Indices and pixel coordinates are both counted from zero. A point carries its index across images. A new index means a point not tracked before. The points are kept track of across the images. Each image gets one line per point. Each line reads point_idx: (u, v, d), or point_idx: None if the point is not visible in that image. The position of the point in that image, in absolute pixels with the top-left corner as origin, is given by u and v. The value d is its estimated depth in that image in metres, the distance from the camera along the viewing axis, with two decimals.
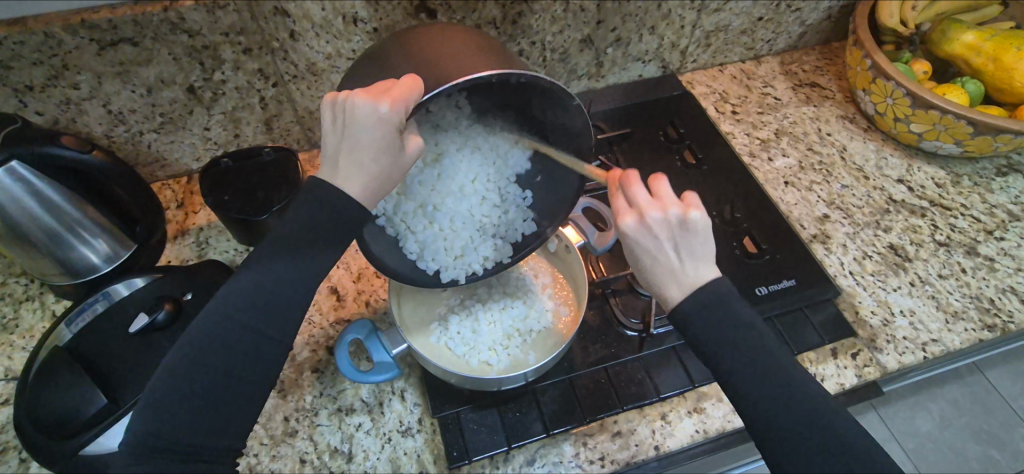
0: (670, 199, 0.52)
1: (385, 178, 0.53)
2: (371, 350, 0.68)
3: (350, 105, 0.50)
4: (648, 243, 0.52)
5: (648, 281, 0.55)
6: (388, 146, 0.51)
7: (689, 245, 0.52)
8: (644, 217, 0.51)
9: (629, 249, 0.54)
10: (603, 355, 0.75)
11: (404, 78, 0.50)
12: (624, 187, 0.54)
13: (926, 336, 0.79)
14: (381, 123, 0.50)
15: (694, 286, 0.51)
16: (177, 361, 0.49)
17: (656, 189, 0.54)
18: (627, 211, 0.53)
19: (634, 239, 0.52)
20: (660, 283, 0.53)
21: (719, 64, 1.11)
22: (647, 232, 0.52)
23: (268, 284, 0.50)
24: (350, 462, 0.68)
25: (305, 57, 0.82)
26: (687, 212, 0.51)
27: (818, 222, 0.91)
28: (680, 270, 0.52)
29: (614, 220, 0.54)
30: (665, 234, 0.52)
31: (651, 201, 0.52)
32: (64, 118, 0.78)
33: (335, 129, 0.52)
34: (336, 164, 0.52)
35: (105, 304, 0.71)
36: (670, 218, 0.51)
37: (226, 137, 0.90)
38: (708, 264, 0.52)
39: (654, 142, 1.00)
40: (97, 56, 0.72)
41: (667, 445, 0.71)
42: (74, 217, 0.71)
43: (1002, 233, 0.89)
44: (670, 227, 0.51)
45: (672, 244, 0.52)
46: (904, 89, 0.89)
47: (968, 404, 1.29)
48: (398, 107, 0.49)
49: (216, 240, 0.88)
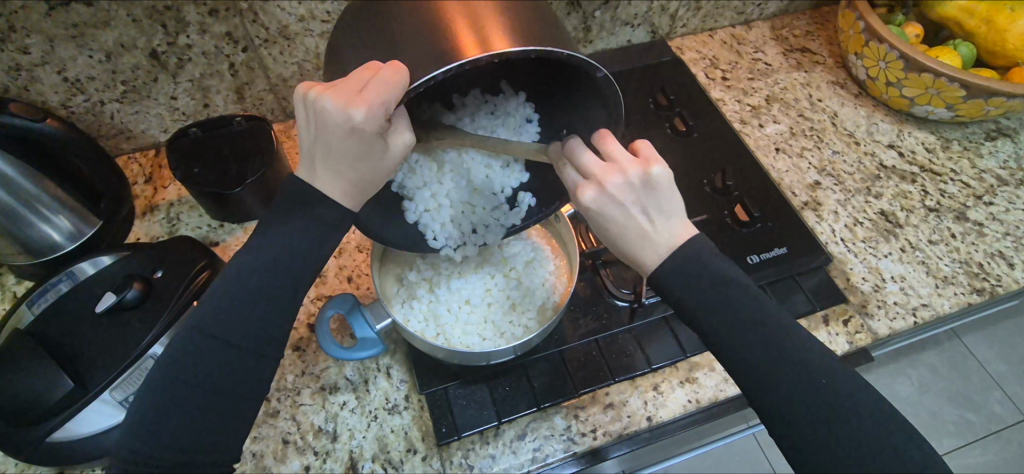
0: (626, 161, 0.51)
1: (367, 182, 0.52)
2: (354, 326, 0.65)
3: (320, 106, 0.47)
4: (611, 210, 0.51)
5: (623, 254, 0.54)
6: (366, 151, 0.49)
7: (652, 205, 0.50)
8: (602, 184, 0.50)
9: (601, 223, 0.52)
10: (593, 327, 0.74)
11: (384, 68, 0.46)
12: (575, 161, 0.52)
13: (917, 301, 0.79)
14: (355, 130, 0.47)
15: (671, 248, 0.50)
16: (166, 369, 0.48)
17: (609, 153, 0.52)
18: (585, 183, 0.51)
19: (599, 210, 0.51)
20: (636, 252, 0.52)
21: (709, 29, 1.08)
22: (608, 198, 0.50)
23: (248, 278, 0.49)
24: (335, 441, 0.66)
25: (276, 20, 0.77)
26: (648, 169, 0.50)
27: (810, 189, 0.89)
28: (652, 234, 0.51)
29: (575, 198, 0.52)
30: (631, 199, 0.50)
31: (606, 166, 0.51)
32: (14, 86, 0.72)
33: (307, 127, 0.49)
34: (314, 166, 0.50)
35: (70, 283, 0.68)
36: (632, 181, 0.50)
37: (195, 107, 0.85)
38: (679, 222, 0.51)
39: (643, 109, 0.97)
40: (48, 17, 0.67)
41: (660, 416, 0.70)
42: (30, 191, 0.66)
43: (991, 198, 0.88)
44: (633, 190, 0.50)
45: (639, 209, 0.50)
46: (897, 52, 0.87)
47: (944, 369, 1.31)
48: (374, 111, 0.46)
49: (188, 216, 0.84)
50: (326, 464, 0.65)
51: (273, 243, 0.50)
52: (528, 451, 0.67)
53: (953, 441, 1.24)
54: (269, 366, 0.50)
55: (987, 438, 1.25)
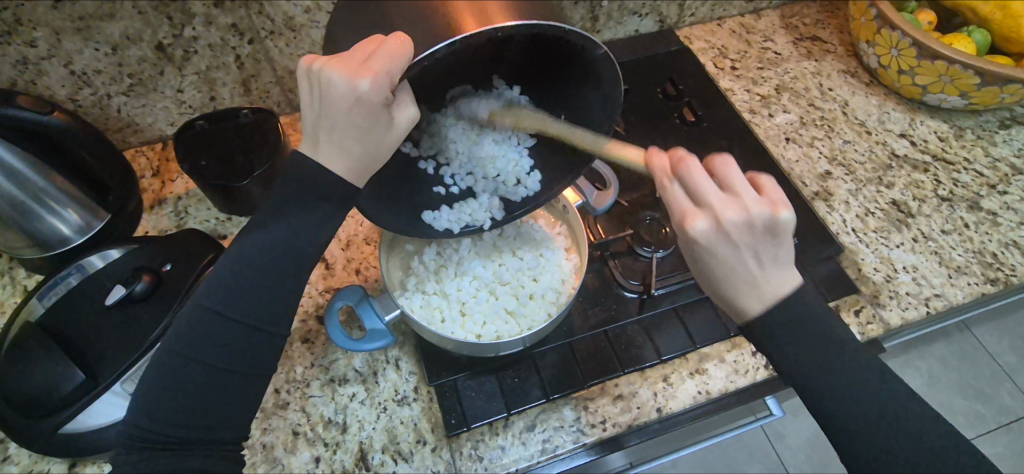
0: (752, 199, 0.47)
1: (371, 160, 0.51)
2: (363, 317, 0.65)
3: (325, 77, 0.46)
4: (723, 247, 0.47)
5: (718, 291, 0.50)
6: (371, 124, 0.48)
7: (769, 251, 0.47)
8: (721, 219, 0.46)
9: (701, 256, 0.49)
10: (602, 319, 0.73)
11: (390, 39, 0.46)
12: (688, 183, 0.48)
13: (929, 291, 0.78)
14: (361, 101, 0.46)
15: (778, 299, 0.48)
16: (166, 356, 0.47)
17: (728, 183, 0.48)
18: (700, 212, 0.47)
19: (708, 243, 0.47)
20: (736, 293, 0.49)
21: (718, 18, 1.07)
22: (723, 235, 0.47)
23: (251, 264, 0.49)
24: (345, 433, 0.66)
25: (280, 11, 0.77)
26: (775, 214, 0.46)
27: (820, 179, 0.88)
28: (761, 280, 0.48)
29: (680, 223, 0.48)
30: (746, 239, 0.47)
31: (729, 200, 0.47)
32: (22, 79, 0.72)
33: (310, 102, 0.48)
34: (317, 142, 0.49)
35: (79, 277, 0.68)
36: (755, 222, 0.46)
37: (201, 100, 0.85)
38: (790, 272, 0.48)
39: (651, 100, 0.96)
40: (54, 10, 0.67)
41: (670, 407, 0.69)
42: (40, 186, 0.67)
43: (1005, 187, 0.87)
44: (754, 230, 0.46)
45: (752, 249, 0.47)
46: (909, 39, 0.86)
47: (954, 361, 1.30)
48: (380, 81, 0.46)
49: (196, 209, 0.84)
50: (336, 455, 0.65)
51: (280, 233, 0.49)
52: (537, 442, 0.67)
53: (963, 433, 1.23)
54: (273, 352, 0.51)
55: (998, 430, 1.24)
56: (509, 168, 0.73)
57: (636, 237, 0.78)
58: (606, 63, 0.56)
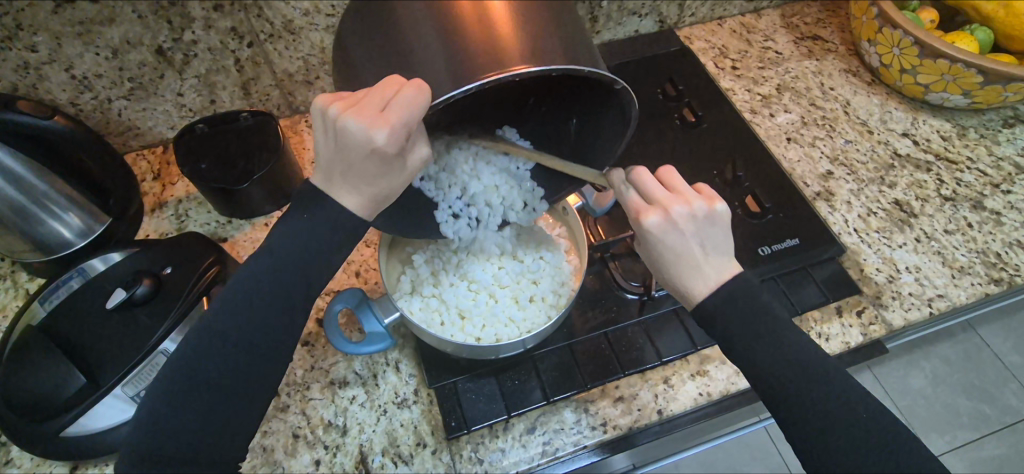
0: (692, 196, 0.54)
1: (383, 197, 0.52)
2: (363, 321, 0.65)
3: (341, 124, 0.46)
4: (671, 238, 0.52)
5: (671, 283, 0.54)
6: (385, 169, 0.49)
7: (711, 242, 0.52)
8: (668, 211, 0.52)
9: (653, 248, 0.53)
10: (603, 320, 0.73)
11: (408, 88, 0.45)
12: (641, 186, 0.55)
13: (932, 292, 0.77)
14: (378, 152, 0.46)
15: (721, 283, 0.52)
16: (179, 364, 0.48)
17: (674, 188, 0.55)
18: (650, 208, 0.53)
19: (660, 235, 0.52)
20: (684, 283, 0.53)
21: (718, 17, 1.07)
22: (670, 226, 0.52)
23: (263, 273, 0.49)
24: (345, 435, 0.66)
25: (280, 14, 0.77)
26: (711, 205, 0.53)
27: (822, 179, 0.88)
28: (705, 267, 0.52)
29: (634, 219, 0.54)
30: (690, 230, 0.52)
31: (673, 197, 0.53)
32: (23, 84, 0.73)
33: (326, 143, 0.48)
34: (330, 178, 0.50)
35: (81, 280, 0.68)
36: (696, 213, 0.52)
37: (202, 103, 0.85)
38: (731, 262, 0.53)
39: (651, 100, 0.95)
40: (54, 15, 0.67)
41: (670, 409, 0.69)
42: (42, 190, 0.67)
43: (1009, 187, 0.87)
44: (697, 220, 0.52)
45: (698, 237, 0.52)
46: (911, 38, 0.85)
47: (959, 361, 1.29)
48: (396, 132, 0.46)
49: (196, 212, 0.84)
50: (337, 458, 0.65)
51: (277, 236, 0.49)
52: (538, 445, 0.67)
53: (967, 434, 1.23)
54: (281, 361, 0.51)
55: (1002, 431, 1.23)
56: (515, 194, 0.70)
57: (637, 238, 0.78)
58: (626, 97, 0.55)
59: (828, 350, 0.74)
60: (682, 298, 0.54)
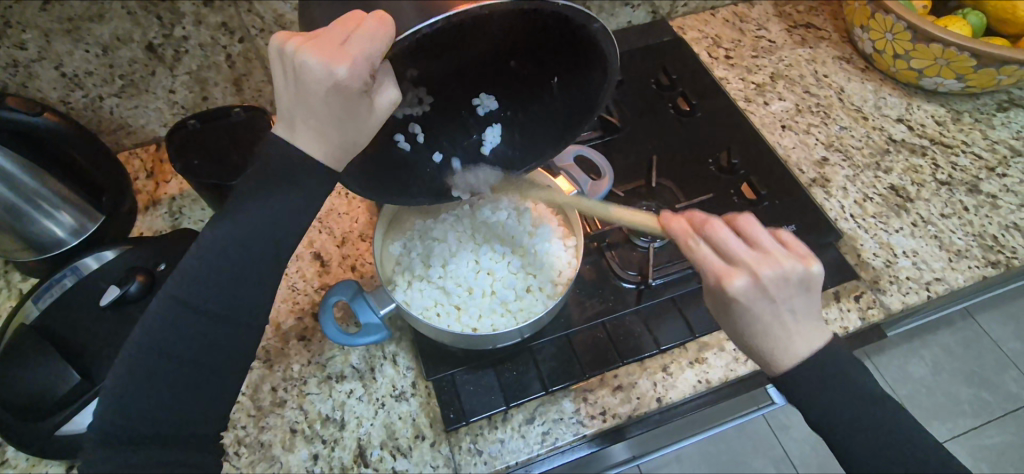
0: (782, 253, 0.48)
1: (351, 147, 0.49)
2: (357, 312, 0.64)
3: (300, 59, 0.44)
4: (760, 305, 0.47)
5: (753, 349, 0.50)
6: (350, 111, 0.46)
7: (801, 303, 0.48)
8: (758, 276, 0.47)
9: (737, 315, 0.48)
10: (600, 310, 0.73)
11: (368, 19, 0.43)
12: (719, 242, 0.49)
13: (930, 275, 0.77)
14: (339, 87, 0.44)
15: (811, 350, 0.48)
16: (145, 349, 0.46)
17: (755, 241, 0.50)
18: (735, 271, 0.47)
19: (746, 301, 0.47)
20: (772, 349, 0.49)
21: (711, 7, 1.07)
22: (760, 294, 0.47)
23: (235, 255, 0.47)
24: (342, 429, 0.66)
25: (271, 8, 0.77)
26: (808, 266, 0.48)
27: (817, 166, 0.88)
28: (794, 332, 0.48)
29: (716, 285, 0.48)
30: (782, 294, 0.47)
31: (760, 257, 0.48)
32: (12, 83, 0.72)
33: (285, 84, 0.46)
34: (294, 128, 0.47)
35: (74, 278, 0.67)
36: (790, 277, 0.47)
37: (194, 100, 0.84)
38: (819, 322, 0.49)
39: (646, 90, 0.95)
40: (43, 12, 0.67)
41: (670, 397, 0.69)
42: (34, 189, 0.67)
43: (1004, 170, 0.87)
44: (789, 284, 0.47)
45: (788, 302, 0.47)
46: (904, 23, 0.85)
47: (958, 349, 1.29)
48: (358, 66, 0.44)
49: (190, 210, 0.83)
50: (335, 452, 0.65)
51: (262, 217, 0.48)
52: (537, 435, 0.66)
53: (969, 421, 1.23)
54: (252, 343, 0.50)
55: (1003, 417, 1.23)
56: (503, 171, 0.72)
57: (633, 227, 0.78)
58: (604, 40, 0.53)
59: None
60: (765, 363, 0.50)
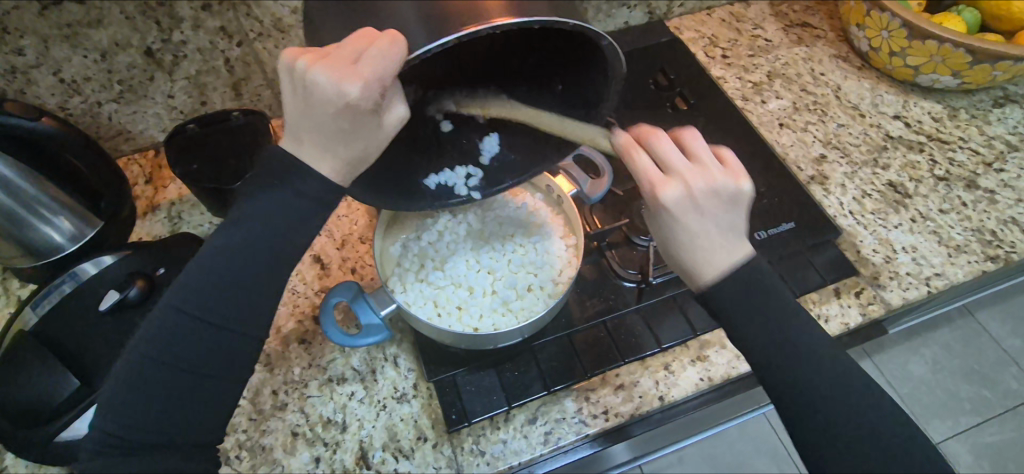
0: (716, 169, 0.51)
1: (358, 161, 0.50)
2: (358, 313, 0.64)
3: (310, 76, 0.45)
4: (688, 213, 0.49)
5: (679, 263, 0.52)
6: (357, 126, 0.47)
7: (725, 219, 0.50)
8: (689, 184, 0.49)
9: (664, 221, 0.51)
10: (601, 309, 0.73)
11: (382, 38, 0.45)
12: (658, 153, 0.52)
13: (929, 271, 0.77)
14: (350, 106, 0.45)
15: (735, 268, 0.50)
16: (148, 348, 0.46)
17: (693, 154, 0.52)
18: (669, 180, 0.50)
19: (677, 212, 0.49)
20: (696, 265, 0.51)
21: (707, 8, 1.07)
22: (690, 197, 0.49)
23: (239, 254, 0.48)
24: (344, 432, 0.66)
25: (269, 12, 0.77)
26: (736, 183, 0.51)
27: (815, 163, 0.88)
28: (719, 247, 0.50)
29: (649, 191, 0.51)
30: (708, 205, 0.50)
31: (693, 169, 0.50)
32: (11, 89, 0.72)
33: (293, 98, 0.47)
34: (300, 140, 0.48)
35: (73, 284, 0.67)
36: (719, 188, 0.50)
37: (193, 105, 0.84)
38: (744, 243, 0.51)
39: (644, 90, 0.95)
40: (41, 18, 0.67)
41: (672, 395, 0.69)
42: (32, 195, 0.67)
43: (1001, 165, 0.87)
44: (718, 200, 0.50)
45: (714, 217, 0.50)
46: (899, 20, 0.86)
47: (958, 346, 1.29)
48: (370, 85, 0.45)
49: (189, 215, 0.83)
50: (337, 455, 0.64)
51: (260, 222, 0.48)
52: (539, 434, 0.66)
53: (969, 419, 1.23)
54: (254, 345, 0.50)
55: (1004, 415, 1.22)
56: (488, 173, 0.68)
57: (633, 226, 0.78)
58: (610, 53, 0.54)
59: (827, 331, 0.74)
60: (690, 280, 0.52)
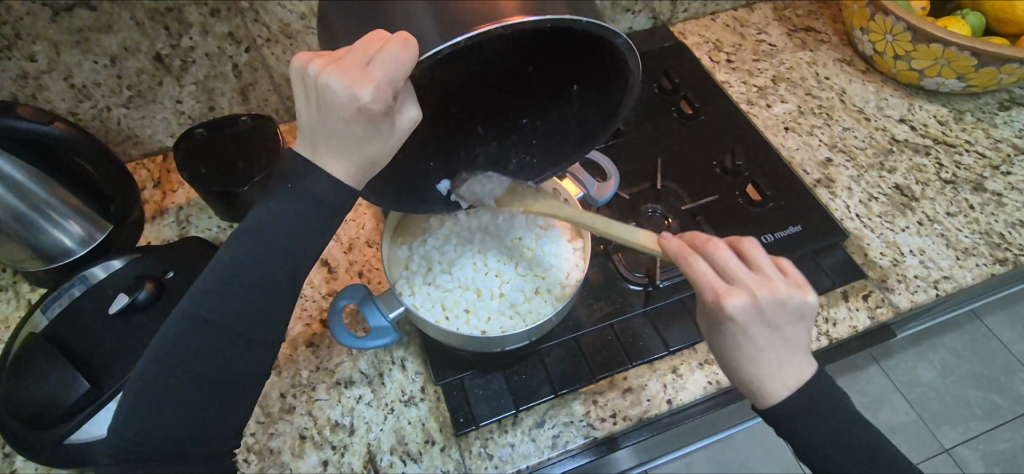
0: (779, 278, 0.50)
1: (372, 165, 0.50)
2: (369, 316, 0.64)
3: (322, 81, 0.45)
4: (753, 324, 0.49)
5: (741, 377, 0.52)
6: (370, 130, 0.47)
7: (791, 332, 0.50)
8: (755, 296, 0.48)
9: (728, 335, 0.50)
10: (608, 312, 0.73)
11: (392, 41, 0.44)
12: (716, 261, 0.50)
13: (938, 274, 0.77)
14: (362, 111, 0.45)
15: (797, 384, 0.50)
16: (163, 352, 0.46)
17: (756, 264, 0.51)
18: (733, 290, 0.49)
19: (744, 321, 0.49)
20: (760, 378, 0.51)
21: (711, 12, 1.08)
22: (756, 309, 0.48)
23: (250, 259, 0.47)
24: (352, 435, 0.65)
25: (277, 18, 0.78)
26: (803, 295, 0.49)
27: (822, 167, 0.88)
28: (785, 363, 0.50)
29: (714, 301, 0.49)
30: (776, 318, 0.49)
31: (757, 279, 0.49)
32: (22, 94, 0.73)
33: (307, 104, 0.47)
34: (314, 147, 0.49)
35: (83, 288, 0.67)
36: (787, 302, 0.49)
37: (201, 110, 0.85)
38: (806, 358, 0.51)
39: (649, 95, 0.96)
40: (52, 23, 0.67)
41: (680, 399, 0.68)
42: (43, 198, 0.67)
43: (1009, 168, 0.87)
44: (787, 312, 0.49)
45: (781, 331, 0.49)
46: (904, 23, 0.86)
47: (966, 351, 1.29)
48: (381, 89, 0.44)
49: (197, 218, 0.84)
50: (345, 458, 0.64)
51: (268, 222, 0.48)
52: (548, 438, 0.66)
53: (979, 425, 1.22)
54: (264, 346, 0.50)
55: (1015, 421, 1.21)
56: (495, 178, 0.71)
57: None
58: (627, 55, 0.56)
59: (836, 334, 0.73)
60: (754, 398, 0.52)
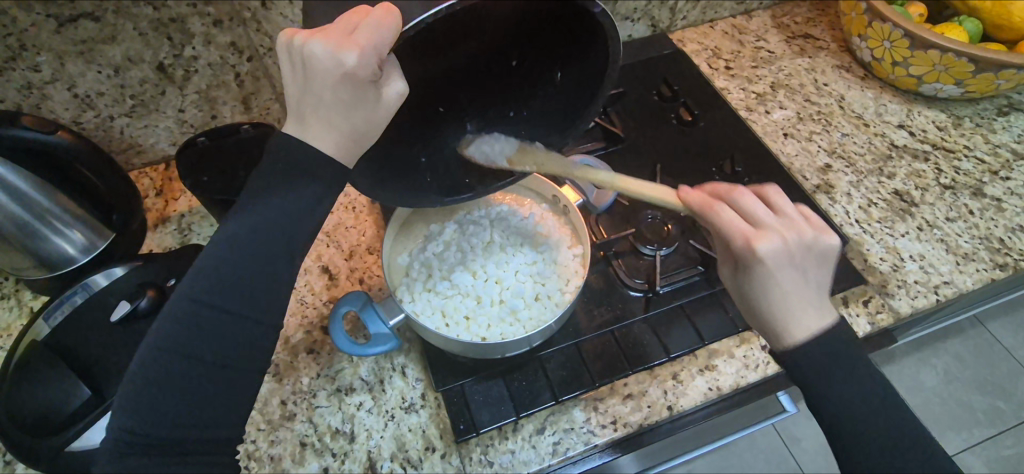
0: (801, 221, 0.54)
1: (361, 138, 0.48)
2: (368, 322, 0.64)
3: (307, 49, 0.44)
4: (785, 267, 0.51)
5: (766, 320, 0.53)
6: (358, 98, 0.46)
7: (813, 272, 0.52)
8: (783, 235, 0.51)
9: (756, 276, 0.52)
10: (608, 318, 0.73)
11: (375, 9, 0.44)
12: (743, 207, 0.54)
13: (938, 279, 0.77)
14: (347, 75, 0.44)
15: (822, 328, 0.51)
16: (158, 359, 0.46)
17: (778, 210, 0.55)
18: (761, 233, 0.52)
19: (776, 262, 0.51)
20: (787, 323, 0.52)
21: (710, 20, 1.08)
22: (785, 248, 0.51)
23: (243, 262, 0.47)
24: (353, 442, 0.66)
25: (278, 27, 0.78)
26: (824, 238, 0.53)
27: (821, 172, 0.88)
28: (808, 306, 0.52)
29: (742, 243, 0.52)
30: (800, 257, 0.52)
31: (783, 224, 0.53)
32: (27, 104, 0.74)
33: (294, 78, 0.47)
34: (304, 122, 0.47)
35: (84, 295, 0.67)
36: (808, 242, 0.52)
37: (203, 119, 0.86)
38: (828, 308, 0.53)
39: (648, 101, 0.96)
40: (57, 34, 0.68)
41: (681, 405, 0.68)
42: (46, 207, 0.67)
43: (1008, 173, 0.87)
44: (811, 253, 0.52)
45: (806, 271, 0.52)
46: (901, 30, 0.86)
47: (969, 357, 1.28)
48: (366, 53, 0.44)
49: (199, 226, 0.84)
50: (345, 465, 0.64)
51: (263, 227, 0.48)
52: (548, 445, 0.66)
53: (983, 431, 1.21)
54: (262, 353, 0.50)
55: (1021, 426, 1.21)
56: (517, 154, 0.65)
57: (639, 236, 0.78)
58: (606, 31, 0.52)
59: None
60: (776, 340, 0.53)
